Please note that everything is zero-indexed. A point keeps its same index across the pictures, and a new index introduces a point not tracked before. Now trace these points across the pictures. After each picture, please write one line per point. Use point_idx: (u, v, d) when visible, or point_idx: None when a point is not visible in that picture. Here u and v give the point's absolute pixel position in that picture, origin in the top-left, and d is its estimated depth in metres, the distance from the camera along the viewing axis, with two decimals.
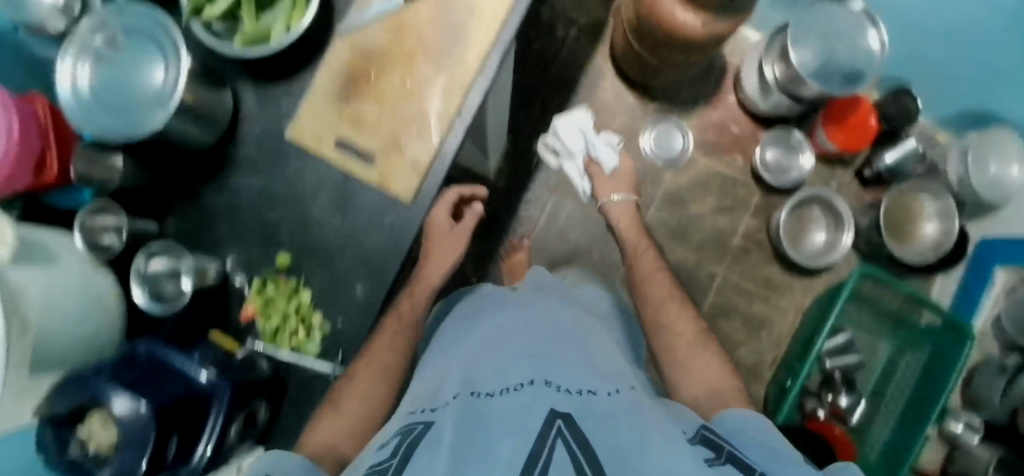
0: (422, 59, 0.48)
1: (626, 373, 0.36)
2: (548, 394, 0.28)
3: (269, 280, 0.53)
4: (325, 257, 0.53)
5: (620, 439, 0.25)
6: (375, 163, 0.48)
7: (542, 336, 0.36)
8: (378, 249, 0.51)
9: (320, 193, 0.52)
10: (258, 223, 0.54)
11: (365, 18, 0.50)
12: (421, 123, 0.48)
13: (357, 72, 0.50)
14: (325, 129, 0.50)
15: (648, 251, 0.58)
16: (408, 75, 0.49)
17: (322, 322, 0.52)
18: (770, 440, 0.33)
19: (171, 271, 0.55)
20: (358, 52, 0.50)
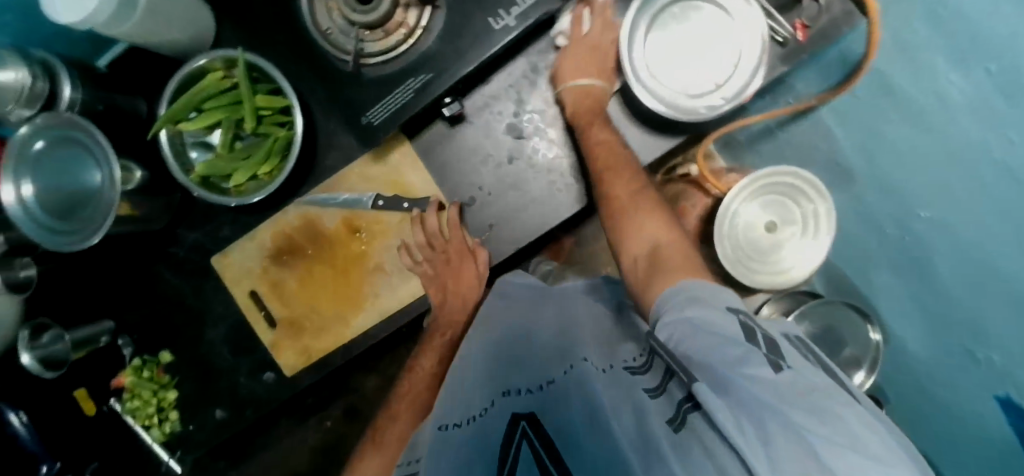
0: (359, 268, 0.60)
1: (597, 351, 0.49)
2: (513, 409, 0.41)
3: (148, 368, 0.63)
4: (199, 368, 0.64)
5: (566, 413, 0.38)
6: (277, 331, 0.62)
7: (499, 362, 0.50)
8: (232, 376, 0.64)
9: (204, 313, 0.63)
10: (150, 322, 0.64)
11: (324, 219, 0.59)
12: (347, 315, 0.61)
13: (295, 250, 0.60)
14: (246, 280, 0.61)
15: (625, 174, 0.52)
16: (352, 265, 0.60)
17: (177, 418, 0.65)
18: (699, 314, 0.41)
19: (60, 332, 0.59)
20: (305, 225, 0.60)
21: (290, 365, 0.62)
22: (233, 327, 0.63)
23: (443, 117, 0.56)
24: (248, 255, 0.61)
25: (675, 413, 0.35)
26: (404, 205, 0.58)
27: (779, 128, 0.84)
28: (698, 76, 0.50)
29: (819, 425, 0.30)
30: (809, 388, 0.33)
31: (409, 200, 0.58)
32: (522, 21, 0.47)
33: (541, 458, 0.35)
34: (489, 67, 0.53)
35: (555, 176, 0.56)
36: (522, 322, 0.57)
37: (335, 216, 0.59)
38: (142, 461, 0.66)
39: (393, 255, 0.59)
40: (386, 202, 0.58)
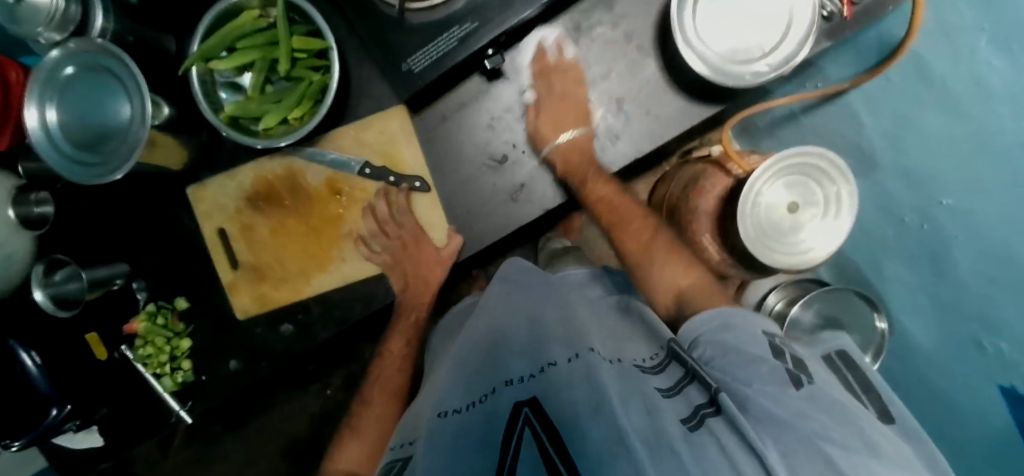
0: (331, 230, 0.59)
1: (585, 338, 0.50)
2: (514, 394, 0.44)
3: (162, 314, 0.62)
4: (214, 318, 0.63)
5: (567, 402, 0.40)
6: (237, 270, 0.61)
7: (501, 350, 0.52)
8: (244, 328, 0.62)
9: (204, 262, 0.62)
10: (165, 267, 0.62)
11: (312, 176, 0.58)
12: (303, 286, 0.60)
13: (272, 200, 0.59)
14: (218, 216, 0.60)
15: (630, 225, 0.63)
16: (324, 230, 0.59)
17: (189, 368, 0.64)
18: (727, 334, 0.46)
19: (76, 269, 0.57)
20: (287, 175, 0.58)
21: (242, 308, 0.61)
22: (241, 278, 0.61)
23: (481, 70, 0.55)
24: (228, 189, 0.59)
25: (688, 414, 0.39)
26: (391, 180, 0.57)
27: (804, 114, 0.84)
28: (747, 43, 0.50)
29: (836, 432, 0.35)
30: (827, 400, 0.38)
31: (398, 175, 0.57)
32: None
33: (544, 446, 0.37)
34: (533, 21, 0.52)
35: (591, 138, 0.56)
36: (526, 310, 0.58)
37: (320, 173, 0.58)
38: (154, 411, 0.65)
39: (364, 224, 0.58)
40: (373, 170, 0.57)
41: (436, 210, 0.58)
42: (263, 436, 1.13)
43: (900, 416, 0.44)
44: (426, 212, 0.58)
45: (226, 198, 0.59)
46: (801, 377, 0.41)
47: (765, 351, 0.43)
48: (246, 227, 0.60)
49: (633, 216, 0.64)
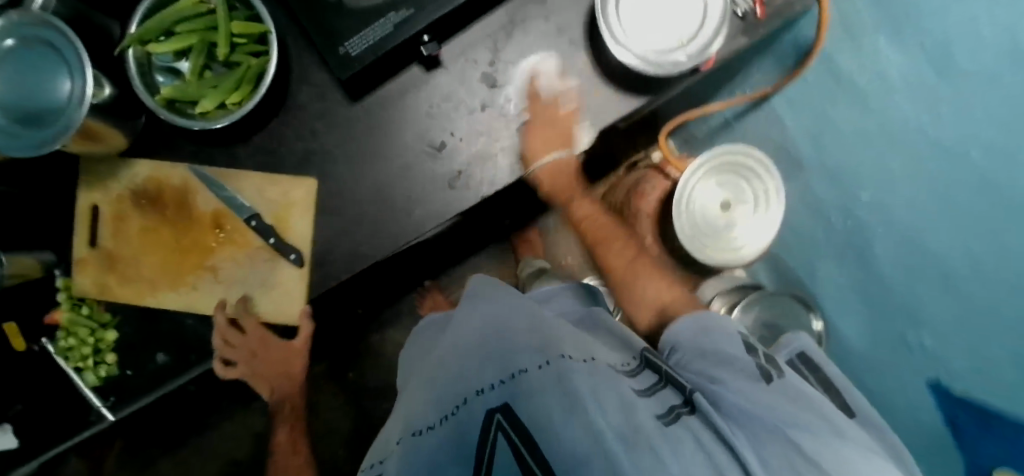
0: (196, 255, 0.58)
1: (558, 338, 0.43)
2: (487, 398, 0.39)
3: (85, 304, 0.60)
4: (136, 311, 0.60)
5: (543, 405, 0.35)
6: (98, 251, 0.59)
7: (470, 354, 0.45)
8: (169, 321, 0.60)
9: (112, 250, 0.59)
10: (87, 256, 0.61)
11: (200, 211, 0.58)
12: (159, 304, 0.59)
13: (154, 207, 0.58)
14: (99, 196, 0.58)
15: (613, 245, 0.65)
16: (195, 262, 0.59)
17: (113, 361, 0.61)
18: (702, 336, 0.48)
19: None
20: (181, 191, 0.57)
21: (79, 287, 0.59)
22: (154, 271, 0.59)
23: (419, 59, 0.57)
24: (116, 179, 0.58)
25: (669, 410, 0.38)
26: (270, 241, 0.57)
27: (736, 121, 0.90)
28: (666, 39, 0.54)
29: (803, 420, 0.37)
30: (790, 393, 0.40)
31: (278, 239, 0.57)
32: None
33: (521, 456, 0.34)
34: (469, 12, 0.55)
35: (528, 127, 0.58)
36: (488, 317, 0.50)
37: (209, 200, 0.57)
38: (75, 408, 0.62)
39: (232, 270, 0.58)
40: (258, 224, 0.57)
41: (292, 295, 0.58)
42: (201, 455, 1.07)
43: (864, 411, 0.44)
44: (269, 270, 0.58)
45: (144, 182, 0.58)
46: (772, 373, 0.43)
47: (737, 347, 0.45)
48: (168, 215, 0.58)
49: (616, 235, 0.66)
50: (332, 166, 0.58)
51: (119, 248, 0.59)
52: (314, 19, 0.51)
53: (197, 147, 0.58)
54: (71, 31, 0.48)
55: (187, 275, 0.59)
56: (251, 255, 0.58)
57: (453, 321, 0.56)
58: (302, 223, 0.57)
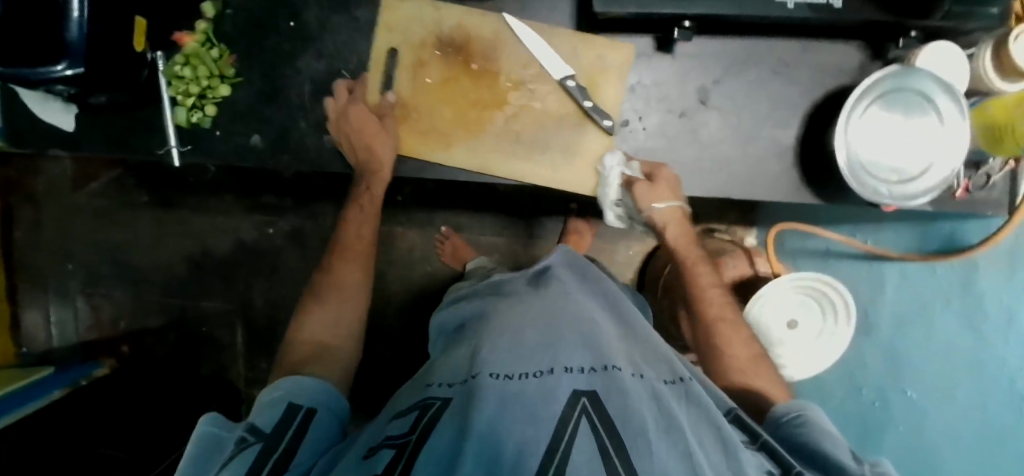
0: (498, 113, 0.55)
1: (634, 356, 0.45)
2: (572, 380, 0.38)
3: (217, 50, 0.55)
4: (257, 89, 0.56)
5: (628, 416, 0.35)
6: (265, 19, 0.56)
7: (557, 329, 0.45)
8: (283, 117, 0.56)
9: (273, 23, 0.56)
10: (237, 15, 0.56)
11: (500, 78, 0.55)
12: (283, 98, 0.56)
13: (459, 55, 0.55)
14: (399, 42, 0.55)
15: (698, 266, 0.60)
16: (489, 114, 0.55)
17: (212, 116, 0.56)
18: (802, 427, 0.47)
19: None
20: (490, 43, 0.55)
21: (228, 35, 0.56)
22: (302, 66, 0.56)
23: (659, 35, 0.55)
24: (411, 25, 0.55)
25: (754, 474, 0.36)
26: (586, 104, 0.54)
27: (836, 257, 0.87)
28: (892, 161, 0.53)
29: None
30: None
31: (593, 102, 0.54)
32: (798, 9, 0.50)
33: (599, 436, 0.34)
34: (731, 26, 0.54)
35: (708, 155, 0.58)
36: (564, 292, 0.54)
37: (520, 58, 0.55)
38: (143, 133, 0.57)
39: (536, 134, 0.56)
40: (574, 86, 0.54)
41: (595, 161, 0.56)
42: (199, 233, 1.13)
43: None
44: (575, 137, 0.56)
45: None
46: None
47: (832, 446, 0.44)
48: (344, 26, 0.56)
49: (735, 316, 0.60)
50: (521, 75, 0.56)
51: (282, 26, 0.56)
52: None
53: None
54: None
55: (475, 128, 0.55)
56: (556, 120, 0.56)
57: (523, 288, 0.58)
58: (615, 88, 0.56)
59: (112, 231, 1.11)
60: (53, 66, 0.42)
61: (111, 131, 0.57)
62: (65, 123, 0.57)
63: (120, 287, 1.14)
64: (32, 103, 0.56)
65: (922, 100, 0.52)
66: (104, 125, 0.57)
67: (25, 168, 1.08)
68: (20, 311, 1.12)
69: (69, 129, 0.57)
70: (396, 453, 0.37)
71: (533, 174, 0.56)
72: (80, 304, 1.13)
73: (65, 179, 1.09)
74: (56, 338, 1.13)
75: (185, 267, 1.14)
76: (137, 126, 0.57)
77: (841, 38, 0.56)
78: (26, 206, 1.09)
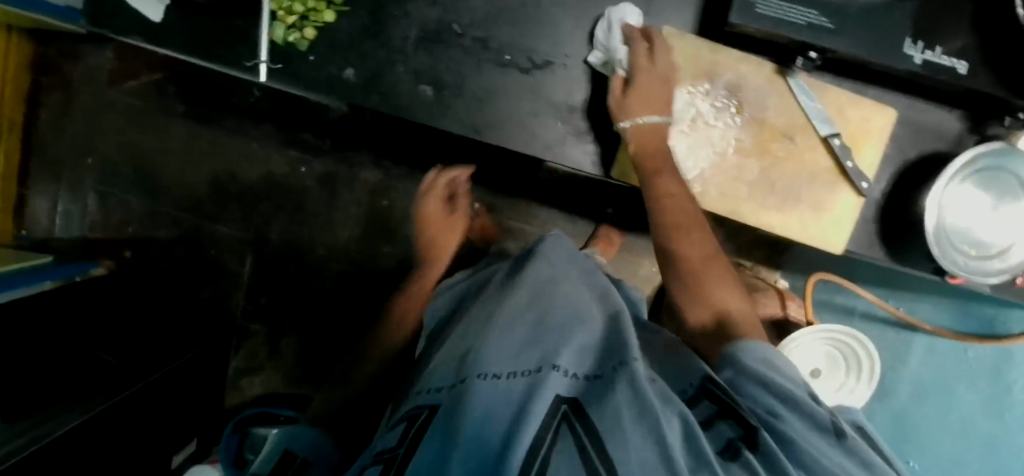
0: (759, 159, 0.55)
1: (617, 337, 0.39)
2: (558, 382, 0.33)
3: None
4: (361, 21, 0.54)
5: (611, 413, 0.30)
6: None
7: (545, 328, 0.40)
8: (381, 56, 0.54)
9: None
10: None
11: (679, 100, 0.54)
12: (385, 37, 0.54)
13: (729, 96, 0.54)
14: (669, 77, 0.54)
15: (694, 234, 0.52)
16: (737, 149, 0.55)
17: (309, 39, 0.54)
18: (762, 369, 0.39)
19: None
20: (761, 89, 0.54)
21: None
22: (411, 9, 0.54)
23: (780, 59, 0.54)
24: (580, 20, 0.54)
25: (726, 445, 0.30)
26: (849, 164, 0.54)
27: (862, 318, 0.87)
28: (976, 236, 0.53)
29: None
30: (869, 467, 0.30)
31: (856, 164, 0.54)
32: (922, 66, 0.50)
33: (583, 453, 0.27)
34: (855, 68, 0.53)
35: (854, 202, 0.56)
36: (555, 277, 0.50)
37: (791, 111, 0.54)
38: (234, 40, 0.55)
39: (793, 185, 0.56)
40: (781, 133, 0.54)
41: (846, 221, 0.56)
42: (228, 156, 1.09)
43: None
44: (826, 195, 0.56)
45: None
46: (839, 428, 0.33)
47: (798, 390, 0.37)
48: None
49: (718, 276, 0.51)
50: None
51: None
52: None
53: None
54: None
55: (690, 158, 0.55)
56: (813, 176, 0.55)
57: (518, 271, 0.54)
58: (875, 150, 0.55)
59: (139, 134, 1.08)
60: None
61: (197, 31, 0.55)
62: (150, 11, 0.54)
63: (135, 193, 1.10)
64: None
65: (1016, 185, 0.53)
66: (192, 23, 0.55)
67: (65, 52, 1.04)
68: (24, 192, 1.08)
69: (155, 20, 0.55)
70: (385, 469, 0.35)
71: (782, 222, 0.56)
72: (90, 199, 1.09)
73: (104, 72, 1.05)
74: (58, 228, 1.10)
75: (206, 187, 1.10)
76: (226, 31, 0.55)
77: (948, 103, 0.56)
78: (57, 89, 1.05)
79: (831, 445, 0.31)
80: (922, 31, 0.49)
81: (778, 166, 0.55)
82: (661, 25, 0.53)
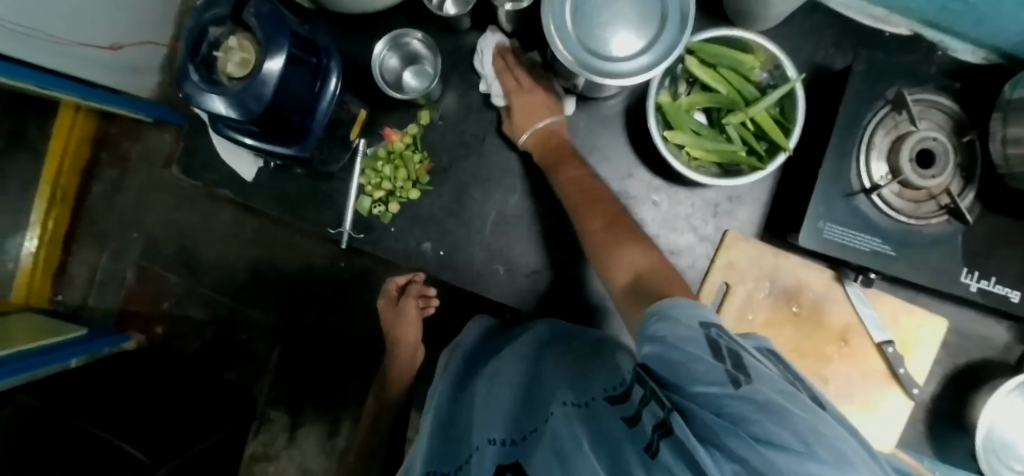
0: (816, 359, 0.57)
1: (556, 385, 0.38)
2: (496, 454, 0.33)
3: (417, 152, 0.56)
4: (444, 200, 0.57)
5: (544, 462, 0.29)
6: (473, 137, 0.57)
7: (492, 403, 0.39)
8: (460, 233, 0.57)
9: (479, 144, 0.57)
10: (449, 131, 0.57)
11: (743, 298, 0.56)
12: (466, 217, 0.57)
13: (787, 298, 0.56)
14: (734, 276, 0.56)
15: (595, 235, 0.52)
16: (795, 349, 0.57)
17: (392, 212, 0.56)
18: (662, 335, 0.30)
19: (416, 73, 0.56)
20: (820, 294, 0.56)
21: (434, 141, 0.57)
22: (494, 194, 0.57)
23: (840, 268, 0.56)
24: (654, 214, 0.56)
25: (647, 446, 0.25)
26: (901, 371, 0.56)
27: None
28: None
29: (805, 413, 0.21)
30: (765, 402, 0.21)
31: (908, 371, 0.56)
32: (978, 294, 0.52)
33: None
34: (911, 283, 0.56)
35: (904, 405, 0.57)
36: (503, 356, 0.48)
37: (847, 316, 0.56)
38: (319, 205, 0.58)
39: (844, 386, 0.57)
40: (837, 337, 0.57)
41: (896, 423, 0.57)
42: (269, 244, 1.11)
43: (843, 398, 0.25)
44: (876, 395, 0.57)
45: None
46: (731, 372, 0.24)
47: (699, 345, 0.27)
48: None
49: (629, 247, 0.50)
50: (693, 262, 0.57)
51: (486, 150, 0.56)
52: (825, 187, 0.51)
53: (624, 149, 0.56)
54: (692, 6, 0.44)
55: None
56: (866, 377, 0.57)
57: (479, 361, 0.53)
58: (927, 358, 0.57)
59: (188, 213, 1.11)
60: (241, 135, 0.48)
61: (287, 192, 0.58)
62: (245, 172, 0.58)
63: (175, 270, 1.12)
64: (219, 143, 0.57)
65: None
66: (280, 184, 0.58)
67: (127, 131, 1.09)
68: (68, 259, 1.11)
69: (248, 179, 0.58)
70: None
71: None
72: (129, 272, 1.12)
73: (160, 153, 1.10)
74: (93, 297, 1.12)
75: (246, 269, 1.12)
76: (312, 195, 0.58)
77: (994, 315, 0.59)
78: (114, 165, 1.10)
79: (722, 394, 0.23)
80: (978, 263, 0.52)
81: (831, 366, 0.57)
82: (728, 227, 0.56)
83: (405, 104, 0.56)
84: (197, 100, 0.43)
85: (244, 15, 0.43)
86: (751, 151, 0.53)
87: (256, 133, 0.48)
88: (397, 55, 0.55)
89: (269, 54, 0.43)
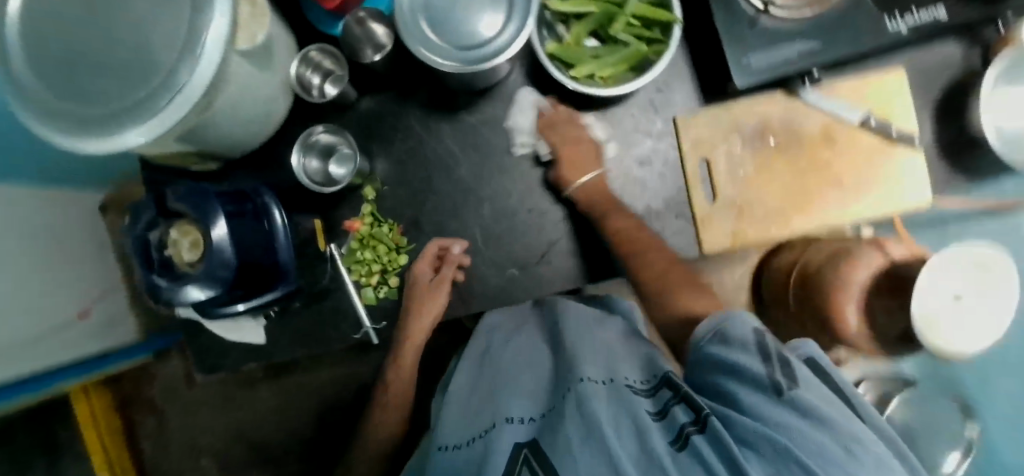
0: (818, 169, 0.58)
1: (578, 368, 0.45)
2: (516, 430, 0.43)
3: (383, 223, 0.58)
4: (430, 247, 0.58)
5: (561, 445, 0.38)
6: (421, 181, 0.58)
7: (496, 392, 0.50)
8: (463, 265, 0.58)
9: (429, 183, 0.58)
10: (398, 189, 0.58)
11: (725, 159, 0.57)
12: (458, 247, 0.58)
13: (761, 135, 0.58)
14: (706, 148, 0.57)
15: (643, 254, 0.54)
16: (796, 172, 0.58)
17: (395, 285, 0.59)
18: (721, 347, 0.43)
19: (339, 161, 0.57)
20: (785, 115, 0.58)
21: (392, 205, 0.58)
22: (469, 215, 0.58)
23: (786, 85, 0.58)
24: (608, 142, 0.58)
25: (677, 434, 0.37)
26: (896, 132, 0.57)
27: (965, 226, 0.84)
28: None
29: (831, 436, 0.34)
30: (807, 413, 0.35)
31: (902, 129, 0.57)
32: (911, 32, 0.53)
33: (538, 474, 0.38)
34: (854, 58, 0.57)
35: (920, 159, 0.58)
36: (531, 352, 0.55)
37: (819, 119, 0.58)
38: (330, 320, 0.58)
39: (859, 175, 0.58)
40: (823, 140, 0.58)
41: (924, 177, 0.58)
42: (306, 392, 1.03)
43: (870, 413, 0.39)
44: (892, 165, 0.58)
45: (489, 131, 0.58)
46: (778, 382, 0.38)
47: (750, 360, 0.40)
48: (496, 165, 0.58)
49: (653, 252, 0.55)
50: (667, 159, 0.58)
51: (439, 184, 0.58)
52: (727, 28, 0.53)
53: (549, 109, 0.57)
54: None
55: (760, 200, 0.58)
56: (870, 156, 0.58)
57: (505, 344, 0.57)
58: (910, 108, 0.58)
59: (230, 412, 1.06)
60: (235, 304, 0.50)
61: (300, 328, 0.59)
62: (255, 336, 0.59)
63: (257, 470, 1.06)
64: (217, 328, 0.59)
65: None
66: (289, 326, 0.59)
67: (139, 380, 1.05)
68: None
69: (261, 342, 0.59)
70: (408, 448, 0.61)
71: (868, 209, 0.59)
72: None
73: (178, 378, 1.06)
74: None
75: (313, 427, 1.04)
76: (320, 317, 0.59)
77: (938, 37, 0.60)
78: (148, 412, 1.05)
79: (775, 406, 0.37)
80: None
81: (836, 166, 0.58)
82: (674, 114, 0.58)
83: (348, 191, 0.58)
84: (180, 299, 0.44)
85: (168, 206, 0.45)
86: (650, 41, 0.55)
87: (244, 296, 0.50)
88: (312, 156, 0.56)
89: (205, 220, 0.44)
